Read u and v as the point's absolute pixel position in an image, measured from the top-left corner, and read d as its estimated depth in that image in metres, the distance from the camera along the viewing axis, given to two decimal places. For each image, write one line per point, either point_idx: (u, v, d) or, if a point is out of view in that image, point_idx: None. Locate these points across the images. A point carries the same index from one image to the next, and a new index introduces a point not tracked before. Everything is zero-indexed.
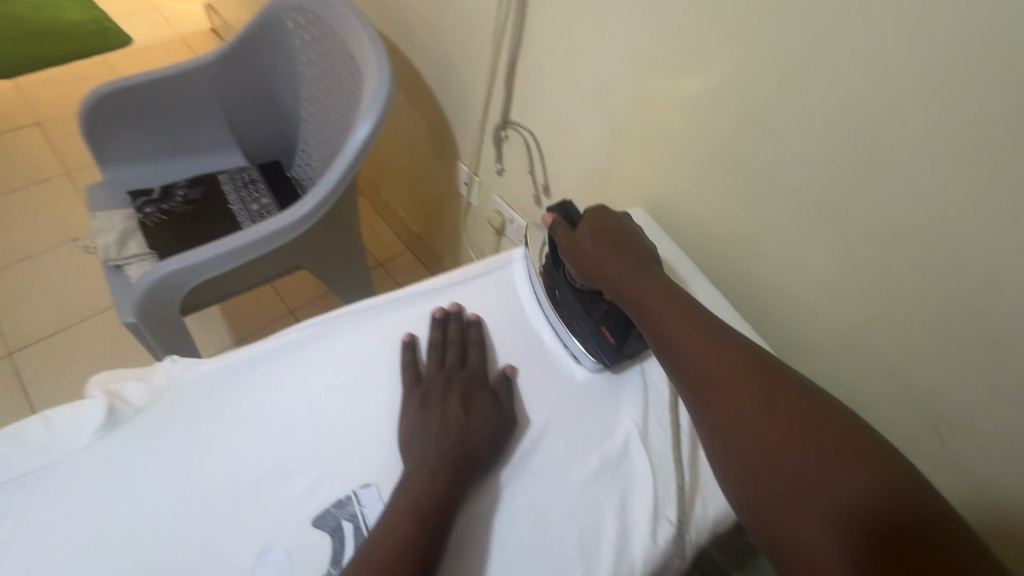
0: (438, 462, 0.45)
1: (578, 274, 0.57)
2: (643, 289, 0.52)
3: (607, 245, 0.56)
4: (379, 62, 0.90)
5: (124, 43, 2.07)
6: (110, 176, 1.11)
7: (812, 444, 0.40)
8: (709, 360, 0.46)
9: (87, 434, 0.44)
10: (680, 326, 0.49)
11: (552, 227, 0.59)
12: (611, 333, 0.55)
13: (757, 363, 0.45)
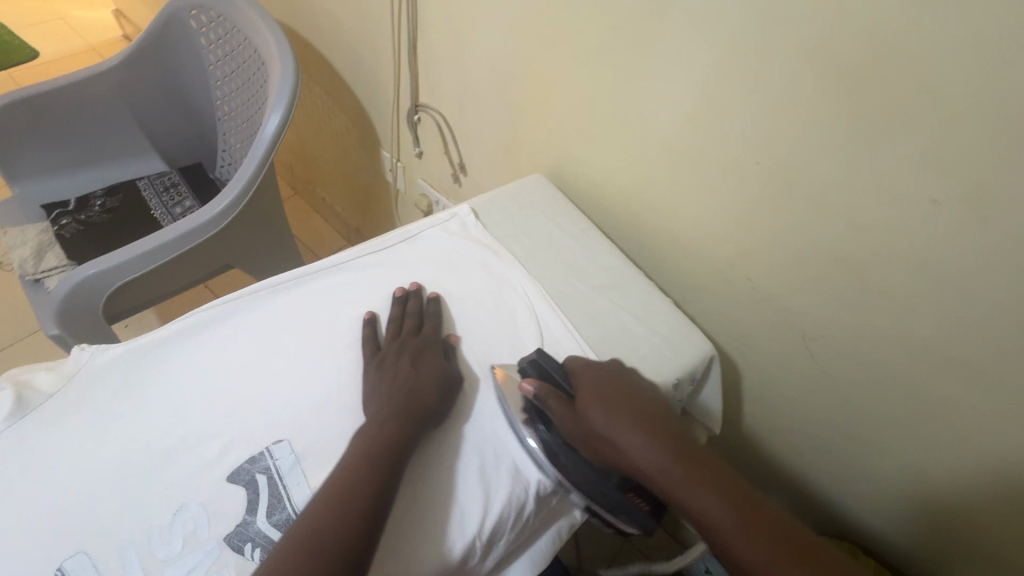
0: (387, 416, 0.50)
1: (586, 451, 0.51)
2: (671, 474, 0.47)
3: (618, 412, 0.50)
4: (283, 54, 0.92)
5: (30, 56, 1.98)
6: (21, 192, 1.09)
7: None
8: (762, 549, 0.42)
9: None
10: (709, 492, 0.45)
11: (542, 395, 0.52)
12: (642, 500, 0.50)
13: (812, 545, 0.42)
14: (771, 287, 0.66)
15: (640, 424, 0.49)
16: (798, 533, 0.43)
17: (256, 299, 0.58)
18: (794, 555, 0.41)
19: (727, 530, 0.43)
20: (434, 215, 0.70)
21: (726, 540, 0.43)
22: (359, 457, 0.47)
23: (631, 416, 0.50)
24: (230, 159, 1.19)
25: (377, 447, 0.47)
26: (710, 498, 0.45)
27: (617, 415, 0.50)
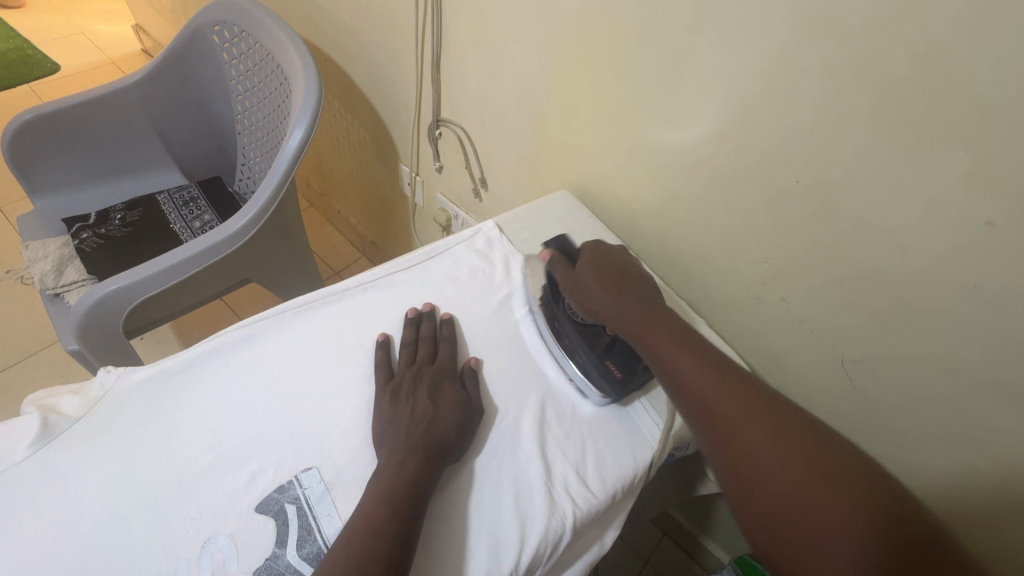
0: (405, 453, 0.47)
1: (577, 305, 0.59)
2: (646, 322, 0.55)
3: (607, 277, 0.59)
4: (306, 70, 0.92)
5: (52, 69, 2.01)
6: (42, 205, 1.09)
7: (795, 449, 0.43)
8: (710, 381, 0.49)
9: (23, 448, 0.45)
10: (678, 344, 0.52)
11: (552, 266, 0.62)
12: (616, 369, 0.56)
13: (751, 382, 0.48)
14: (807, 308, 0.64)
15: (624, 291, 0.58)
16: (741, 374, 0.49)
17: (279, 321, 0.57)
18: (738, 390, 0.47)
19: (691, 375, 0.50)
20: (458, 234, 0.69)
21: (686, 379, 0.50)
22: (382, 493, 0.45)
23: (617, 284, 0.59)
24: (249, 172, 1.19)
25: (398, 483, 0.45)
26: (660, 332, 0.54)
27: (607, 281, 0.59)
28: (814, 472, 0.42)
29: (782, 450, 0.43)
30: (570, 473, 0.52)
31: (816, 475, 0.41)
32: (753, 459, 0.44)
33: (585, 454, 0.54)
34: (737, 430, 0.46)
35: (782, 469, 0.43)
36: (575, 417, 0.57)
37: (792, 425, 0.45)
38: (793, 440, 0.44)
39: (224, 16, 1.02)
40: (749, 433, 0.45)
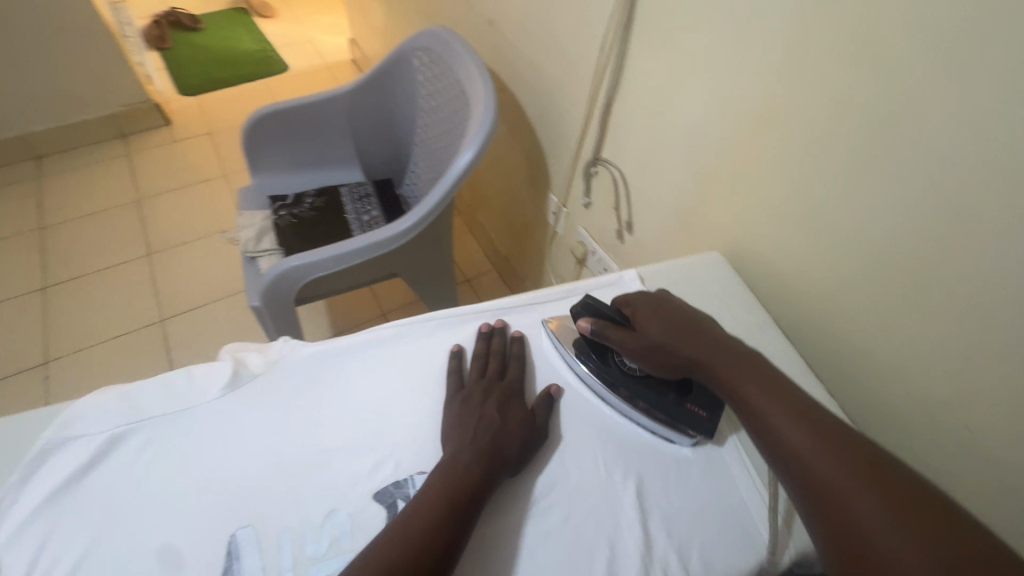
0: (468, 456, 0.50)
1: (640, 357, 0.59)
2: (715, 355, 0.57)
3: (670, 314, 0.61)
4: (487, 99, 1.00)
5: (282, 69, 2.44)
6: (257, 182, 1.32)
7: (875, 478, 0.43)
8: (785, 417, 0.50)
9: (217, 388, 0.55)
10: (751, 380, 0.53)
11: (602, 329, 0.61)
12: (699, 409, 0.58)
13: (820, 411, 0.49)
14: (998, 444, 0.53)
15: (687, 325, 0.59)
16: (809, 407, 0.50)
17: (424, 329, 0.63)
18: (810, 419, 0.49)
19: (763, 406, 0.51)
20: (531, 292, 0.69)
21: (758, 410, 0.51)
22: (435, 494, 0.47)
23: (681, 326, 0.59)
24: (417, 179, 1.33)
25: (458, 482, 0.48)
26: (730, 366, 0.55)
27: (670, 327, 0.59)
28: (896, 498, 0.42)
29: (868, 480, 0.43)
30: (669, 552, 0.50)
31: (883, 498, 0.42)
32: (828, 491, 0.44)
33: (688, 536, 0.52)
34: (814, 458, 0.46)
35: (843, 493, 0.44)
36: (684, 496, 0.54)
37: (867, 455, 0.45)
38: (864, 465, 0.44)
39: (428, 44, 1.15)
40: (828, 463, 0.45)
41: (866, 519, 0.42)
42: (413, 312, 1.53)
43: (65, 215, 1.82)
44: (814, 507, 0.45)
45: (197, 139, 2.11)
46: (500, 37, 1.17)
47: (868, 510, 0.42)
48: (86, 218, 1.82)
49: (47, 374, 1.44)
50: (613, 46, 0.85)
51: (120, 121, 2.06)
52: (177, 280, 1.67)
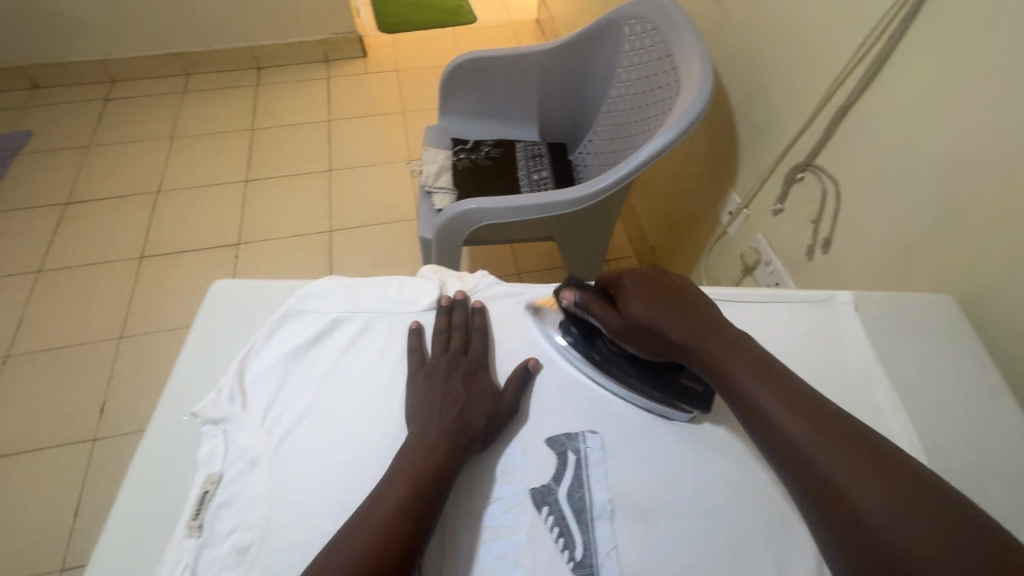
0: (437, 435, 0.48)
1: (630, 341, 0.54)
2: (709, 346, 0.50)
3: (655, 289, 0.54)
4: (703, 81, 0.94)
5: (470, 20, 2.53)
6: (443, 123, 1.40)
7: (883, 477, 0.41)
8: (795, 426, 0.44)
9: (424, 302, 0.61)
10: (752, 379, 0.48)
11: (585, 302, 0.56)
12: (695, 383, 0.54)
13: (805, 391, 0.47)
14: None
15: (678, 299, 0.54)
16: (819, 410, 0.45)
17: None
18: (798, 402, 0.46)
19: (769, 411, 0.46)
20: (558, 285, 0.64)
21: (764, 417, 0.46)
22: (404, 476, 0.46)
23: (673, 304, 0.53)
24: (595, 147, 1.32)
25: (424, 465, 0.46)
26: (727, 360, 0.49)
27: (661, 306, 0.53)
28: (897, 485, 0.40)
29: (867, 468, 0.41)
30: None
31: (921, 521, 0.38)
32: (857, 515, 0.40)
33: None
34: (810, 452, 0.43)
35: (878, 518, 0.39)
36: None
37: (857, 436, 0.43)
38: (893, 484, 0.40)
39: (644, 13, 1.11)
40: (824, 455, 0.42)
41: (869, 512, 0.40)
42: (549, 278, 1.55)
43: (271, 121, 2.08)
44: (842, 532, 0.41)
45: (385, 74, 2.28)
46: (722, 16, 1.09)
47: (870, 500, 0.40)
48: (286, 127, 2.07)
49: (237, 254, 1.69)
50: (876, 43, 0.75)
51: (327, 46, 2.28)
52: (348, 198, 1.85)
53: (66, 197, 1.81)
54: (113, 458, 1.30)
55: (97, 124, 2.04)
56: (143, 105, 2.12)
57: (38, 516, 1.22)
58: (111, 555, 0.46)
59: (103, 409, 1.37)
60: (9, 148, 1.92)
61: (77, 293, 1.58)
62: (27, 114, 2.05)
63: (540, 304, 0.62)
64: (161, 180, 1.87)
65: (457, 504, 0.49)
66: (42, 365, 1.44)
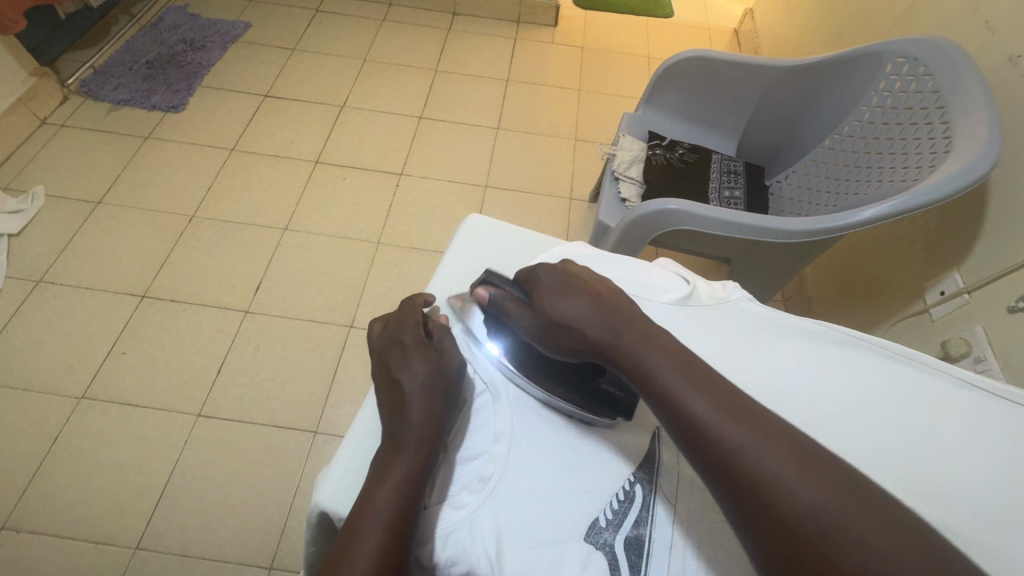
0: (397, 448, 0.47)
1: (545, 333, 0.52)
2: (627, 337, 0.48)
3: (574, 280, 0.53)
4: (991, 144, 0.82)
5: (667, 15, 2.44)
6: (642, 113, 1.36)
7: (818, 468, 0.37)
8: (720, 423, 0.40)
9: (671, 296, 0.63)
10: (671, 376, 0.44)
11: (499, 300, 0.55)
12: (616, 389, 0.53)
13: (725, 388, 0.43)
14: None
15: (598, 294, 0.52)
16: (736, 403, 0.42)
17: (879, 356, 0.61)
18: (718, 399, 0.42)
19: (691, 406, 0.42)
20: (837, 328, 0.63)
21: (688, 419, 0.41)
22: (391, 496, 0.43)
23: (590, 294, 0.52)
24: (797, 178, 1.24)
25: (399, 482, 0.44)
26: (644, 351, 0.47)
27: (579, 294, 0.52)
28: (828, 475, 0.36)
29: (793, 457, 0.37)
30: None
31: (856, 508, 0.35)
32: (801, 516, 0.35)
33: None
34: (741, 450, 0.38)
35: (823, 517, 0.35)
36: None
37: (781, 430, 0.39)
38: (826, 473, 0.36)
39: (919, 53, 0.99)
40: (749, 449, 0.38)
41: (808, 506, 0.35)
42: None
43: (454, 66, 2.14)
44: (792, 545, 0.35)
45: (570, 48, 2.26)
46: (1016, 79, 0.95)
47: (811, 495, 0.36)
48: (465, 76, 2.11)
49: (398, 183, 1.77)
50: None
51: (523, 7, 2.30)
52: (508, 160, 1.87)
53: (267, 89, 1.97)
54: (257, 334, 1.42)
55: (305, 30, 2.19)
56: (346, 23, 2.25)
57: (189, 363, 1.37)
58: (365, 436, 0.51)
59: (258, 288, 1.50)
60: (230, 34, 2.12)
61: (258, 179, 1.73)
62: (250, 7, 2.25)
63: (464, 297, 0.61)
64: (347, 96, 1.99)
65: (688, 509, 0.48)
66: (219, 232, 1.60)
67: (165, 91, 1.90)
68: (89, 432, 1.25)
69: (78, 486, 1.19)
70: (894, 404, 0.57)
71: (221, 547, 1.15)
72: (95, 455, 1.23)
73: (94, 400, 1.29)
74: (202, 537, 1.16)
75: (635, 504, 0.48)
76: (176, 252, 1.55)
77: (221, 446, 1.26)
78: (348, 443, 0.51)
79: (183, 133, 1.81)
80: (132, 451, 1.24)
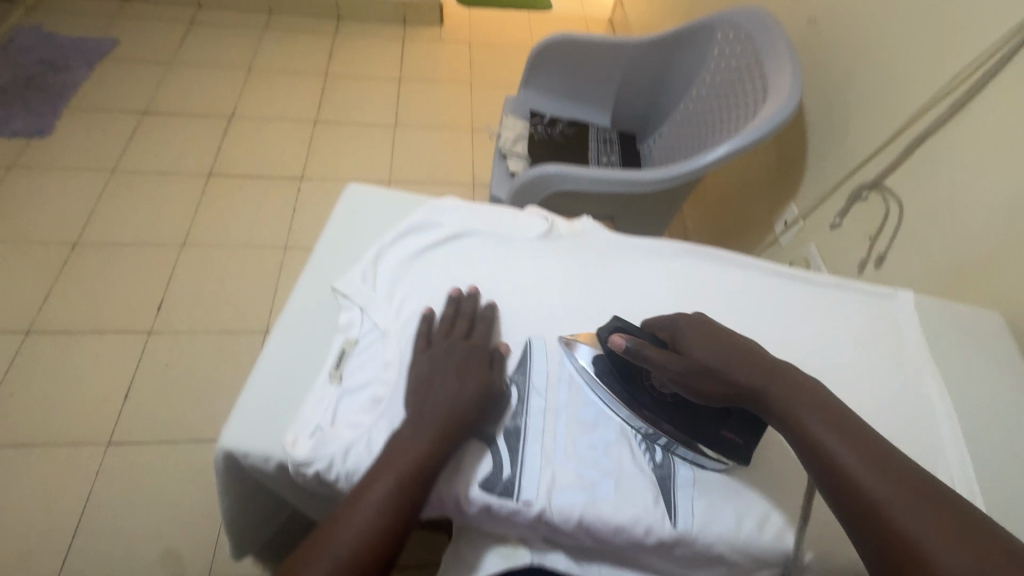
0: (391, 464, 0.49)
1: (690, 388, 0.54)
2: (785, 397, 0.51)
3: (716, 335, 0.55)
4: (792, 91, 1.00)
5: (546, 8, 2.58)
6: (523, 95, 1.46)
7: (966, 532, 0.41)
8: (875, 483, 0.44)
9: (534, 233, 0.73)
10: (836, 438, 0.48)
11: (637, 348, 0.55)
12: (735, 436, 0.55)
13: (887, 453, 0.46)
14: None
15: (747, 353, 0.54)
16: (894, 466, 0.45)
17: (703, 260, 0.74)
18: (876, 463, 0.46)
19: (850, 465, 0.46)
20: (670, 243, 0.75)
21: (851, 478, 0.45)
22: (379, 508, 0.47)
23: (735, 351, 0.54)
24: (662, 142, 1.40)
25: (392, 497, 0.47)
26: (804, 410, 0.50)
27: (725, 353, 0.53)
28: (977, 544, 0.40)
29: (946, 524, 0.41)
30: None
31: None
32: None
33: None
34: (893, 511, 0.43)
35: None
36: None
37: (935, 498, 0.43)
38: (978, 544, 0.40)
39: (740, 21, 1.17)
40: (903, 512, 0.42)
41: (961, 573, 0.39)
42: None
43: (344, 69, 2.15)
44: None
45: (458, 44, 2.34)
46: (815, 37, 1.14)
47: (960, 560, 0.40)
48: (356, 78, 2.13)
49: (299, 188, 1.76)
50: (969, 77, 0.81)
51: (407, 8, 2.35)
52: (409, 155, 1.92)
53: (145, 106, 1.88)
54: (164, 352, 1.38)
55: (181, 43, 2.11)
56: (224, 34, 2.19)
57: (90, 393, 1.29)
58: (265, 378, 0.57)
59: (160, 306, 1.45)
60: (95, 52, 1.99)
61: (146, 197, 1.66)
62: (115, 23, 2.12)
63: (578, 335, 0.61)
64: (235, 106, 1.94)
65: (555, 398, 0.58)
66: (109, 255, 1.52)
67: (26, 116, 1.76)
68: None
69: None
70: (716, 295, 0.70)
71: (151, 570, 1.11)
72: None
73: None
74: (129, 563, 1.11)
75: (510, 400, 0.57)
76: (61, 282, 1.45)
77: (138, 469, 1.21)
78: (250, 386, 0.56)
79: (53, 158, 1.70)
80: (36, 493, 1.16)
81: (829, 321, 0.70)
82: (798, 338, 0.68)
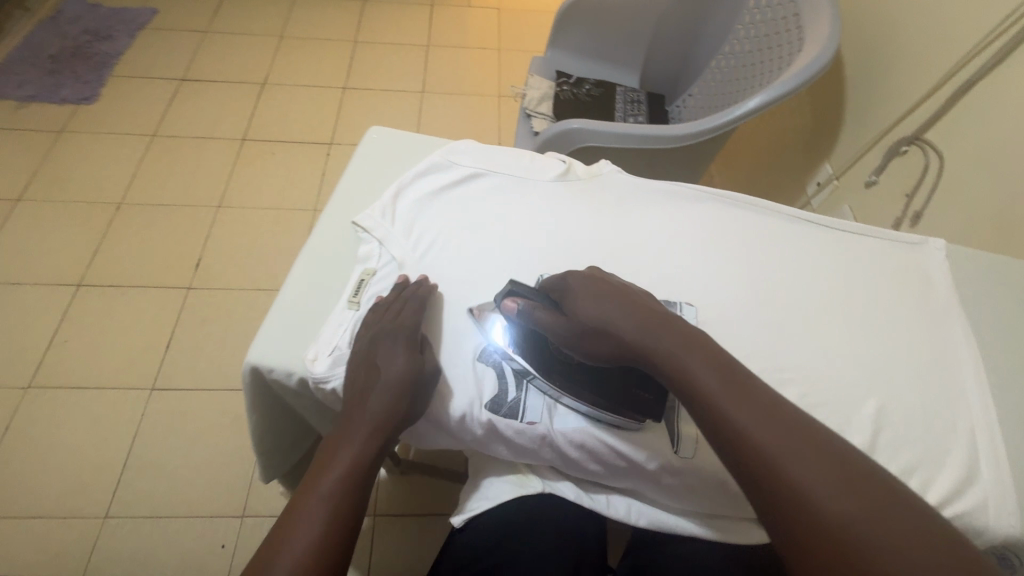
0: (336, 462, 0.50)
1: (585, 346, 0.53)
2: (677, 346, 0.48)
3: (602, 288, 0.54)
4: (830, 42, 0.96)
5: None
6: (549, 55, 1.44)
7: (849, 480, 0.39)
8: (764, 437, 0.42)
9: (552, 175, 0.74)
10: (719, 391, 0.45)
11: (529, 310, 0.56)
12: (645, 394, 0.55)
13: (773, 402, 0.44)
14: None
15: (638, 305, 0.52)
16: (778, 416, 0.43)
17: (724, 204, 0.73)
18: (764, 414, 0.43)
19: (737, 419, 0.43)
20: (690, 186, 0.74)
21: (735, 435, 0.43)
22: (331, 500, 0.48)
23: (623, 304, 0.52)
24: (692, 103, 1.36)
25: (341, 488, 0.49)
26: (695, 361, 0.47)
27: (614, 307, 0.52)
28: (863, 493, 0.39)
29: (834, 474, 0.39)
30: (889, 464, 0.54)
31: (887, 520, 0.37)
32: (840, 532, 0.38)
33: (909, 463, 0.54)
34: (779, 465, 0.41)
35: (860, 534, 0.37)
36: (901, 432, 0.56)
37: (821, 444, 0.41)
38: (861, 490, 0.39)
39: None
40: (794, 465, 0.40)
41: (842, 521, 0.38)
42: None
43: (373, 36, 2.15)
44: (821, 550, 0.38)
45: (486, 10, 2.31)
46: None
47: (843, 507, 0.38)
48: (384, 45, 2.13)
49: (328, 153, 1.79)
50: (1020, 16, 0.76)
51: None
52: (435, 121, 1.92)
53: (183, 73, 1.94)
54: (202, 307, 1.45)
55: (215, 12, 2.15)
56: (257, 3, 2.22)
57: (135, 343, 1.38)
58: (291, 302, 0.61)
59: (198, 264, 1.52)
60: (136, 21, 2.06)
61: (184, 160, 1.72)
62: None
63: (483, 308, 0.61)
64: (267, 73, 1.98)
65: None
66: (151, 214, 1.60)
67: (74, 83, 1.85)
68: (40, 419, 1.26)
69: (36, 469, 1.21)
70: (737, 238, 0.70)
71: (192, 504, 1.19)
72: (51, 438, 1.24)
73: (43, 387, 1.30)
74: (172, 497, 1.20)
75: None
76: (108, 240, 1.54)
77: (179, 413, 1.29)
78: (276, 308, 0.60)
79: (99, 124, 1.78)
80: (88, 432, 1.25)
81: (851, 265, 0.69)
82: (819, 282, 0.67)
